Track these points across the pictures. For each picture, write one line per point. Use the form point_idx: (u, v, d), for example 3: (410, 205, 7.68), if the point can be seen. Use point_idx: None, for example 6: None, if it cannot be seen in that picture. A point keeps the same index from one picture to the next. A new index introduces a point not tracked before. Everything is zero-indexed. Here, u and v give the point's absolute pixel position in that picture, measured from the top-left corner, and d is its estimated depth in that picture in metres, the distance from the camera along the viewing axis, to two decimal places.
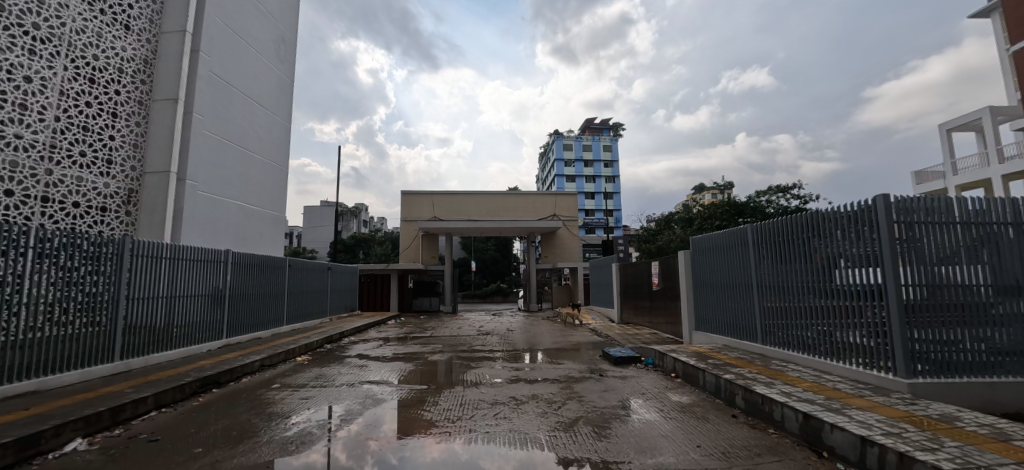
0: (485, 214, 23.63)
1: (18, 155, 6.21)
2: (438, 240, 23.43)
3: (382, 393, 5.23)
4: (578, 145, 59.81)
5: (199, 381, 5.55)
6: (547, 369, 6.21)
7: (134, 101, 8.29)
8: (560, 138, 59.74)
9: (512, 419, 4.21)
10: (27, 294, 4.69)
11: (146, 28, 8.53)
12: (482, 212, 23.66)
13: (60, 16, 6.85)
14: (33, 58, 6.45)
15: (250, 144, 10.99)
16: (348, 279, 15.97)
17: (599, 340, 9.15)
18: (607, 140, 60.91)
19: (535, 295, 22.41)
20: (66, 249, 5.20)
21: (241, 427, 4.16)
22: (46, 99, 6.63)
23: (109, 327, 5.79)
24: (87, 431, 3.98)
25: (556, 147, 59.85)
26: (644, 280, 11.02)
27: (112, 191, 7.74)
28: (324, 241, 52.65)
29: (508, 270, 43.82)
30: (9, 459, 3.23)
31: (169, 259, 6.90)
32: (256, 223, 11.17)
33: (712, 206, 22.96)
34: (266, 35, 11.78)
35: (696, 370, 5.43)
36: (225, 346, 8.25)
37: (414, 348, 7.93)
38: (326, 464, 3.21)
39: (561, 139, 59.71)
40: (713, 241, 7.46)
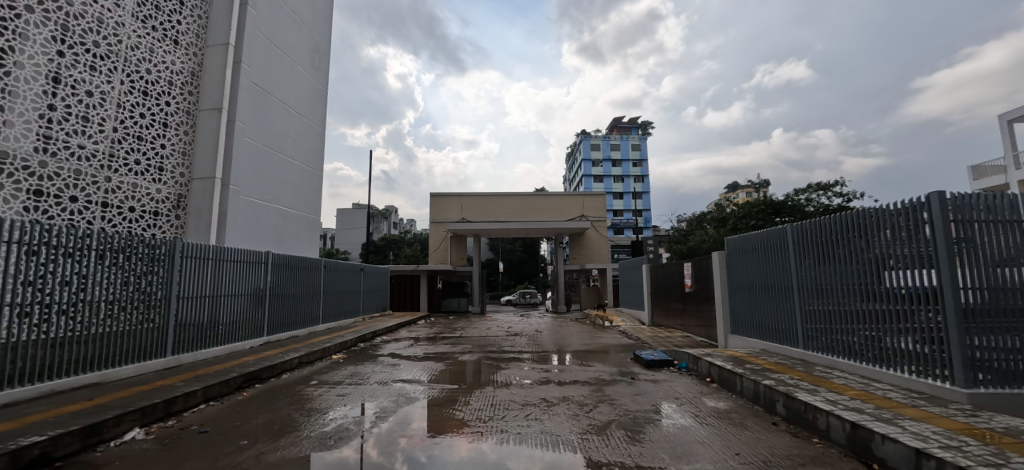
0: (512, 215, 23.69)
1: (82, 164, 6.73)
2: (465, 242, 23.65)
3: (413, 391, 5.32)
4: (605, 145, 59.03)
5: (243, 377, 5.81)
6: (577, 371, 6.15)
7: (184, 111, 8.80)
8: (586, 138, 59.21)
9: (543, 420, 4.19)
10: (90, 294, 5.09)
11: (193, 42, 9.04)
12: (508, 213, 23.75)
13: (117, 34, 7.37)
14: (94, 73, 6.97)
15: (288, 150, 11.47)
16: (379, 280, 16.38)
17: (629, 342, 9.01)
18: (635, 139, 59.82)
19: (563, 296, 22.26)
20: (124, 251, 5.58)
21: (282, 422, 4.33)
22: (105, 111, 7.14)
23: (162, 324, 6.17)
24: (143, 421, 4.25)
25: (583, 148, 59.37)
26: (676, 281, 10.76)
27: (164, 196, 8.25)
28: (356, 242, 54.31)
29: (535, 272, 43.73)
30: (75, 447, 3.52)
31: (214, 260, 7.27)
32: (293, 225, 11.61)
33: (746, 205, 22.11)
34: (302, 45, 12.23)
35: (733, 375, 5.24)
36: (265, 343, 8.62)
37: (444, 348, 8.03)
38: (359, 461, 3.29)
39: (588, 139, 59.17)
40: (749, 241, 7.20)
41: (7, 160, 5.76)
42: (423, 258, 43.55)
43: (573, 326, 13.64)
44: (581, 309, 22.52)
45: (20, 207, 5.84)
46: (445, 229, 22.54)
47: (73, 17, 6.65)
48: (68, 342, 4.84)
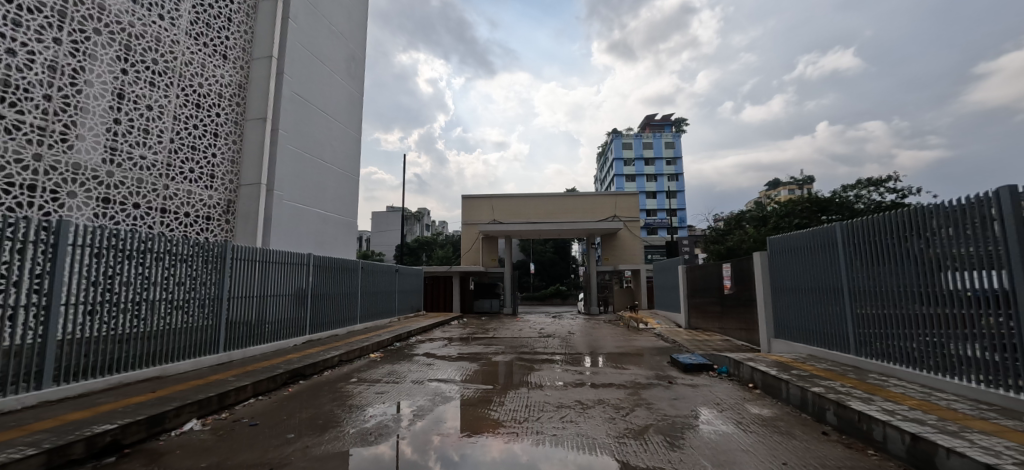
0: (542, 216, 23.63)
1: (144, 173, 7.28)
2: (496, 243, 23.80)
3: (449, 391, 5.40)
4: (637, 143, 57.83)
5: (288, 373, 6.09)
6: (611, 374, 6.05)
7: (232, 122, 9.32)
8: (617, 138, 58.25)
9: (578, 423, 4.15)
10: (151, 294, 5.51)
11: (240, 55, 9.58)
12: (538, 214, 23.70)
13: (173, 51, 7.93)
14: (152, 89, 7.52)
15: (327, 156, 11.93)
16: (413, 281, 16.74)
17: (664, 345, 8.80)
18: (668, 137, 58.25)
19: (595, 298, 21.97)
20: (182, 254, 6.00)
21: (325, 417, 4.51)
22: (163, 124, 7.70)
23: (215, 321, 6.59)
24: (200, 413, 4.55)
25: (614, 147, 58.51)
26: (713, 283, 10.39)
27: (215, 202, 8.79)
28: (391, 244, 55.90)
29: (566, 273, 43.44)
30: (140, 435, 3.83)
31: (260, 262, 7.65)
32: (332, 228, 12.05)
33: (788, 203, 21.00)
34: (339, 55, 12.70)
35: (778, 381, 5.00)
36: (307, 341, 9.00)
37: (477, 348, 8.11)
38: (395, 457, 3.37)
39: (619, 137, 58.23)
40: (794, 241, 6.86)
41: (80, 172, 6.32)
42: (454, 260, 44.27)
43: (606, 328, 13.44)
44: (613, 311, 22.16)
45: (91, 214, 6.41)
46: (476, 230, 22.78)
47: (134, 37, 7.20)
48: (132, 338, 5.27)
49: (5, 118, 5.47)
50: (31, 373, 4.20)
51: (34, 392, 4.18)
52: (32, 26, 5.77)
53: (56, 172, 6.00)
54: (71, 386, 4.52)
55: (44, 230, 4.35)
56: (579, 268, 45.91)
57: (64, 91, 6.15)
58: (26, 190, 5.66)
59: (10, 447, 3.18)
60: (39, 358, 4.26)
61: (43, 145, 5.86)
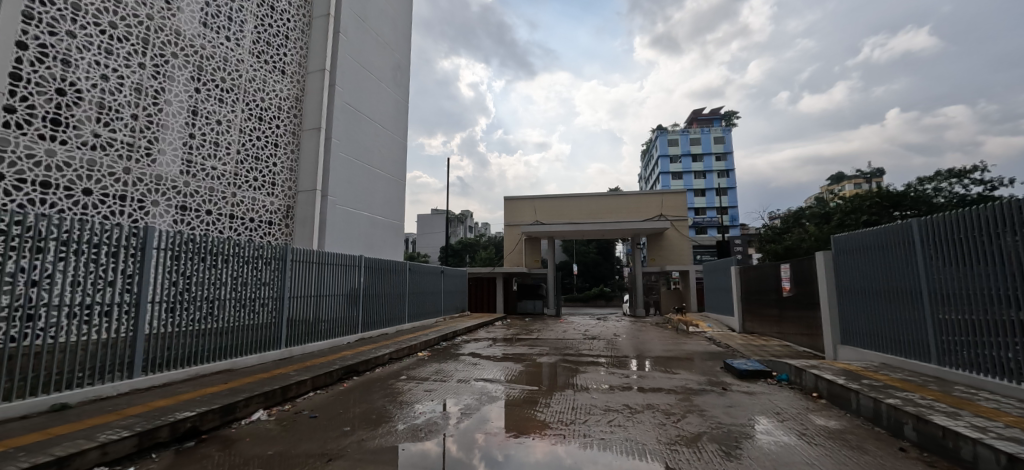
0: (584, 216, 23.33)
1: (215, 183, 7.96)
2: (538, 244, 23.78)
3: (494, 391, 5.46)
4: (683, 139, 55.57)
5: (343, 369, 6.41)
6: (660, 378, 5.86)
7: (291, 132, 9.95)
8: (663, 134, 56.34)
9: (627, 427, 4.06)
10: (221, 293, 6.00)
11: (296, 70, 10.22)
12: (581, 215, 23.43)
13: (238, 70, 8.62)
14: (221, 105, 8.21)
15: (375, 162, 12.43)
16: (458, 282, 17.07)
17: (716, 349, 8.41)
18: (715, 131, 55.60)
19: (641, 300, 21.37)
20: (248, 256, 6.49)
21: (378, 412, 4.70)
22: (231, 137, 8.38)
23: (278, 319, 7.08)
24: (266, 404, 4.90)
25: (658, 144, 56.68)
26: (770, 284, 9.79)
27: (276, 207, 9.43)
28: (436, 246, 57.36)
29: (609, 274, 42.65)
30: (215, 422, 4.21)
31: (317, 263, 8.11)
32: (381, 231, 12.56)
33: (854, 198, 19.37)
34: (385, 64, 13.20)
35: (847, 391, 4.62)
36: (360, 339, 9.43)
37: (522, 349, 8.14)
38: (442, 454, 3.46)
39: (664, 134, 56.24)
40: (864, 239, 6.30)
41: (163, 183, 7.02)
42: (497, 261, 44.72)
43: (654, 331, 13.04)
44: (661, 314, 21.45)
45: (171, 221, 7.10)
46: (518, 231, 22.88)
47: (205, 59, 7.89)
48: (207, 334, 5.79)
49: (101, 137, 6.19)
50: (123, 363, 4.75)
51: (126, 381, 4.73)
52: (121, 54, 6.48)
53: (142, 183, 6.70)
54: (155, 376, 5.05)
55: (134, 236, 4.87)
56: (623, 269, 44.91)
57: (148, 110, 6.85)
58: (119, 200, 6.37)
59: (109, 428, 3.60)
60: (130, 351, 4.81)
61: (132, 159, 6.57)
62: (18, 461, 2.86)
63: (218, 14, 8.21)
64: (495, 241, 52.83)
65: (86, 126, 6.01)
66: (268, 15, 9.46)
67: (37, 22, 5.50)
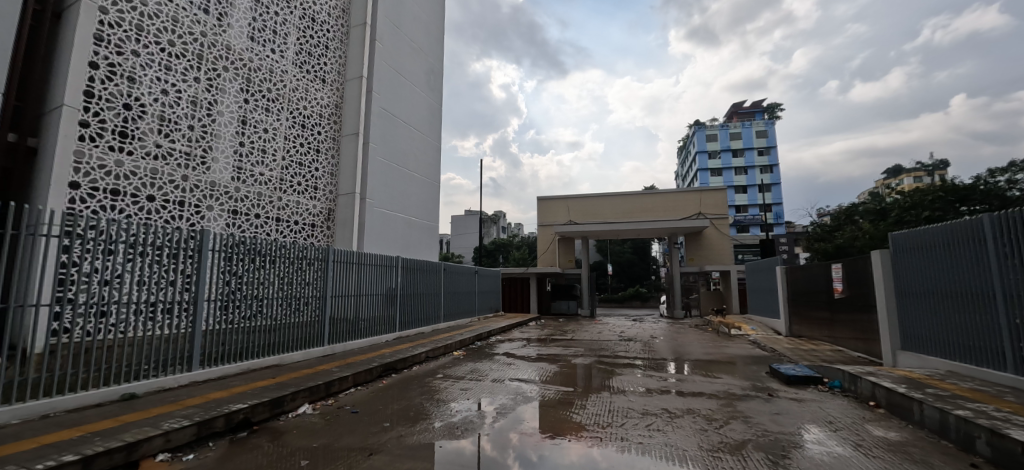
0: (619, 215, 22.86)
1: (263, 188, 8.42)
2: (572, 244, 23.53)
3: (529, 391, 5.47)
4: (722, 134, 53.46)
5: (382, 367, 6.61)
6: (701, 382, 5.67)
7: (331, 138, 10.36)
8: (700, 130, 54.47)
9: (666, 432, 3.95)
10: (269, 292, 6.34)
11: (336, 78, 10.63)
12: (615, 214, 22.98)
13: (283, 80, 9.07)
14: (268, 114, 8.66)
15: (410, 164, 12.70)
16: (491, 282, 17.19)
17: (761, 354, 8.03)
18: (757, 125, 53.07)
19: (679, 301, 20.72)
20: (294, 257, 6.81)
21: (415, 410, 4.82)
22: (277, 144, 8.82)
23: (321, 317, 7.39)
24: (311, 398, 5.14)
25: (696, 139, 54.80)
26: (820, 286, 9.22)
27: (318, 211, 9.85)
28: (469, 246, 58.16)
29: (645, 274, 41.65)
30: (266, 414, 4.46)
31: (357, 264, 8.39)
32: (416, 232, 12.84)
33: (915, 192, 17.89)
34: (419, 69, 13.49)
35: (908, 400, 4.30)
36: (397, 338, 9.69)
37: (556, 350, 8.09)
38: (476, 453, 3.50)
39: (702, 129, 54.39)
40: (927, 237, 5.83)
41: (216, 189, 7.49)
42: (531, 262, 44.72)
43: (694, 333, 12.62)
44: (700, 315, 20.71)
45: (224, 224, 7.58)
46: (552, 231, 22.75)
47: (253, 71, 8.36)
48: (257, 330, 6.15)
49: (162, 147, 6.68)
50: (183, 357, 5.13)
51: (186, 373, 5.11)
52: (179, 70, 6.98)
53: (198, 189, 7.18)
54: (211, 369, 5.42)
55: (192, 238, 5.25)
56: (659, 269, 43.72)
57: (203, 121, 7.33)
58: (179, 206, 6.86)
59: (171, 417, 3.88)
60: (188, 345, 5.18)
61: (189, 167, 7.05)
62: (94, 445, 3.15)
63: (264, 28, 8.67)
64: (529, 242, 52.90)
65: (149, 137, 6.50)
66: (310, 27, 9.90)
67: (106, 44, 6.02)
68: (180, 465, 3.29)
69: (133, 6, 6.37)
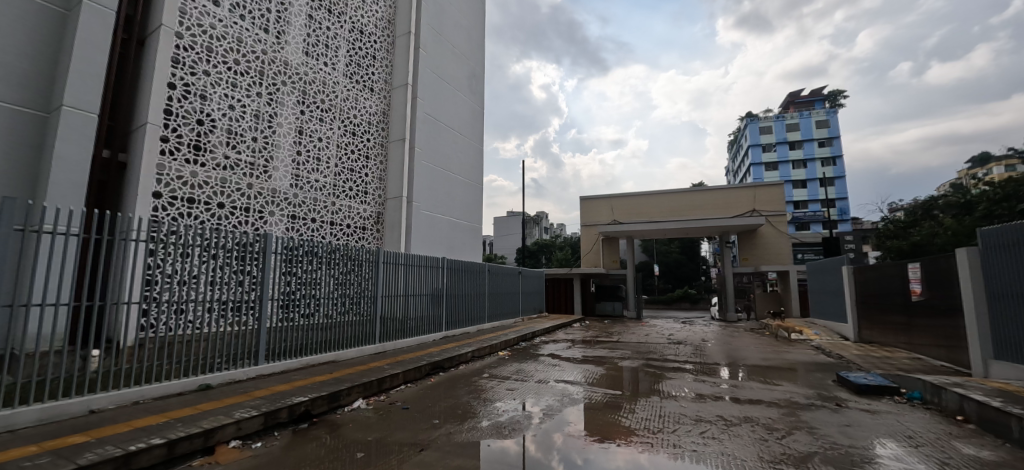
0: (666, 214, 22.05)
1: (318, 194, 8.92)
2: (616, 244, 22.98)
3: (576, 393, 5.42)
4: (777, 126, 50.23)
5: (430, 365, 6.80)
6: (759, 390, 5.36)
7: (380, 144, 10.80)
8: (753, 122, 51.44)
9: (722, 441, 3.78)
10: (325, 293, 6.70)
11: (383, 87, 11.08)
12: (662, 212, 22.19)
13: (335, 91, 9.57)
14: (321, 124, 9.17)
15: (454, 167, 12.97)
16: (535, 283, 17.16)
17: (827, 360, 7.47)
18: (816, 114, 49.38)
19: (732, 303, 19.67)
20: (347, 259, 7.16)
21: (463, 408, 4.91)
22: (330, 151, 9.32)
23: (372, 316, 7.72)
24: (365, 394, 5.39)
25: (748, 132, 51.83)
26: (895, 287, 8.43)
27: (369, 214, 10.29)
28: (512, 247, 58.62)
29: (695, 275, 39.93)
30: (324, 407, 4.73)
31: (405, 265, 8.68)
32: (461, 234, 13.09)
33: (1008, 182, 15.91)
34: (461, 73, 13.76)
35: (1005, 415, 3.84)
36: (443, 337, 9.93)
37: (602, 352, 7.96)
38: (521, 453, 3.51)
39: (755, 122, 51.45)
40: (1022, 232, 5.20)
41: (277, 196, 8.02)
42: (574, 262, 44.21)
43: (750, 337, 11.94)
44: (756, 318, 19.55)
45: (285, 228, 8.12)
46: (596, 231, 22.35)
47: (308, 84, 8.90)
48: (316, 328, 6.54)
49: (230, 158, 7.25)
50: (250, 352, 5.56)
51: (253, 367, 5.54)
52: (244, 86, 7.55)
53: (261, 196, 7.72)
54: (275, 364, 5.83)
55: (258, 242, 5.66)
56: (709, 269, 41.74)
57: (265, 133, 7.89)
58: (245, 212, 7.43)
59: (242, 407, 4.21)
60: (255, 341, 5.61)
61: (253, 176, 7.61)
62: (177, 430, 3.49)
63: (317, 42, 9.19)
64: (571, 242, 52.50)
65: (220, 149, 7.08)
66: (359, 39, 10.38)
67: (182, 66, 6.64)
68: (249, 452, 3.56)
69: (204, 30, 6.98)
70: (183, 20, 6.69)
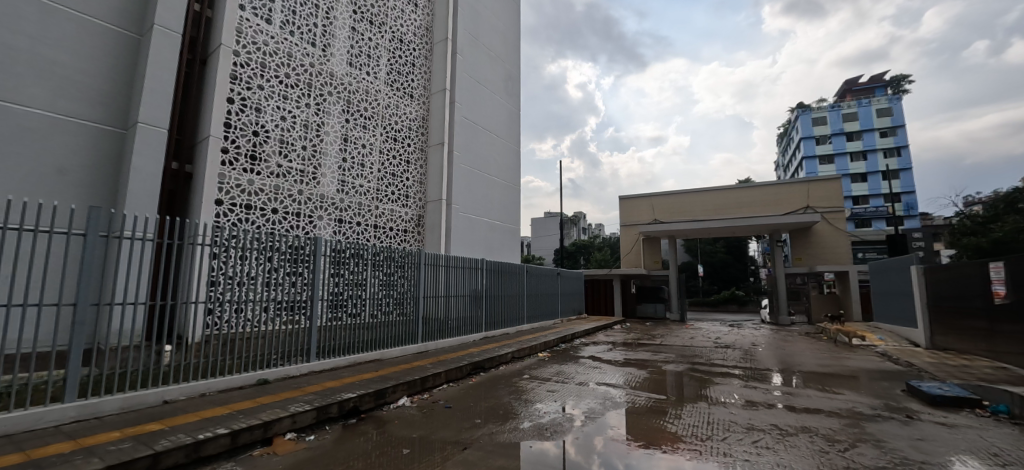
0: (711, 212, 21.16)
1: (362, 198, 9.28)
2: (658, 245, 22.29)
3: (618, 396, 5.34)
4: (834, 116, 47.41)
5: (471, 365, 6.90)
6: (817, 398, 5.05)
7: (420, 149, 11.09)
8: (806, 114, 49.28)
9: (777, 451, 3.59)
10: (371, 294, 6.97)
11: (422, 93, 11.38)
12: (706, 211, 21.31)
13: (377, 99, 9.93)
14: (365, 131, 9.54)
15: (491, 169, 13.09)
16: (574, 284, 16.99)
17: (894, 368, 6.92)
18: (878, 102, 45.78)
19: (785, 306, 18.59)
20: (391, 261, 7.42)
21: (504, 408, 4.96)
22: (373, 157, 9.67)
23: (414, 316, 7.94)
24: (409, 391, 5.55)
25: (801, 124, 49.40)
26: (973, 289, 7.69)
27: (410, 217, 10.59)
28: (549, 248, 58.45)
29: (743, 276, 38.11)
30: (372, 404, 4.92)
31: (445, 266, 8.87)
32: (499, 235, 13.19)
33: None
34: (497, 76, 13.88)
35: None
36: (483, 338, 10.06)
37: (645, 355, 7.78)
38: (561, 456, 3.50)
39: (807, 114, 49.21)
40: None
41: (325, 200, 8.41)
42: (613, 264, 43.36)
43: (806, 342, 11.25)
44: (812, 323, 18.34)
45: (333, 232, 8.53)
46: (637, 231, 21.83)
47: (352, 93, 9.28)
48: (363, 328, 6.82)
49: (283, 166, 7.69)
50: (303, 350, 5.89)
51: (306, 364, 5.86)
52: (294, 98, 7.99)
53: (311, 201, 8.12)
54: (325, 361, 6.14)
55: (309, 245, 5.98)
56: (758, 270, 39.68)
57: (313, 141, 8.30)
58: (297, 217, 7.86)
59: (296, 401, 4.46)
60: (307, 340, 5.93)
61: (303, 183, 8.03)
62: (239, 421, 3.75)
63: (360, 53, 9.58)
64: (610, 242, 51.66)
65: (273, 158, 7.53)
66: (399, 48, 10.72)
67: (239, 82, 7.12)
68: (303, 444, 3.77)
69: (258, 48, 7.45)
70: (239, 39, 7.18)
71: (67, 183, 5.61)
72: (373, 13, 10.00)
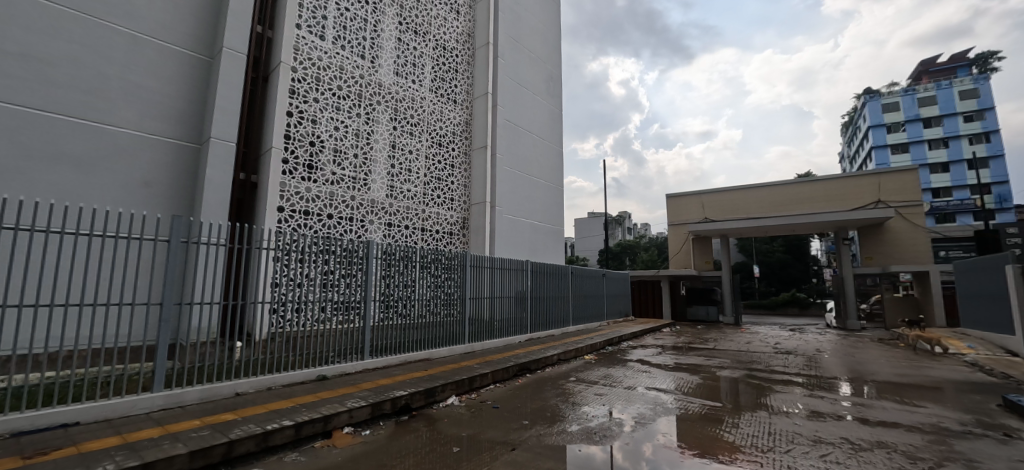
0: (767, 209, 19.95)
1: (410, 202, 9.60)
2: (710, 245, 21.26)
3: (669, 402, 5.19)
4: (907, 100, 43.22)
5: (518, 366, 6.95)
6: (893, 411, 4.64)
7: (463, 153, 11.31)
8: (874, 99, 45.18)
9: (848, 467, 3.35)
10: (420, 295, 7.21)
11: (465, 98, 11.59)
12: (762, 208, 20.11)
13: (422, 105, 10.23)
14: (411, 137, 9.85)
15: (534, 170, 13.09)
16: (619, 285, 16.62)
17: (989, 379, 6.22)
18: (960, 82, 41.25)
19: (854, 310, 17.19)
20: (438, 263, 7.63)
21: (552, 411, 4.97)
22: (419, 161, 9.98)
23: (461, 317, 8.12)
24: (458, 391, 5.69)
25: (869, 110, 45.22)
26: None
27: (454, 220, 10.84)
28: (593, 249, 57.66)
29: (804, 277, 35.68)
30: (422, 402, 5.08)
31: (490, 268, 8.99)
32: (542, 236, 13.17)
33: None
34: (538, 77, 13.87)
35: None
36: (527, 339, 10.10)
37: (697, 360, 7.49)
38: (610, 461, 3.46)
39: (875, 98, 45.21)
40: None
41: (375, 205, 8.79)
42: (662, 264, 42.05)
43: (879, 349, 10.35)
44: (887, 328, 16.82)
45: (383, 235, 8.89)
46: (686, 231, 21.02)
47: (399, 101, 9.63)
48: (413, 327, 7.08)
49: (336, 174, 8.13)
50: (358, 348, 6.21)
51: (361, 361, 6.16)
52: (346, 108, 8.41)
53: (362, 206, 8.51)
54: (378, 359, 6.43)
55: (363, 249, 6.28)
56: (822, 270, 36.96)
57: (364, 149, 8.70)
58: (350, 221, 8.27)
59: (352, 397, 4.70)
60: (361, 339, 6.24)
61: (355, 189, 8.43)
62: (301, 415, 4.01)
63: (405, 62, 9.90)
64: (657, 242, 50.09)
65: (328, 167, 7.97)
66: (442, 55, 10.98)
67: (297, 96, 7.61)
68: (359, 438, 3.98)
69: (314, 63, 7.92)
70: (297, 56, 7.67)
71: (152, 194, 6.24)
72: (417, 23, 10.32)
